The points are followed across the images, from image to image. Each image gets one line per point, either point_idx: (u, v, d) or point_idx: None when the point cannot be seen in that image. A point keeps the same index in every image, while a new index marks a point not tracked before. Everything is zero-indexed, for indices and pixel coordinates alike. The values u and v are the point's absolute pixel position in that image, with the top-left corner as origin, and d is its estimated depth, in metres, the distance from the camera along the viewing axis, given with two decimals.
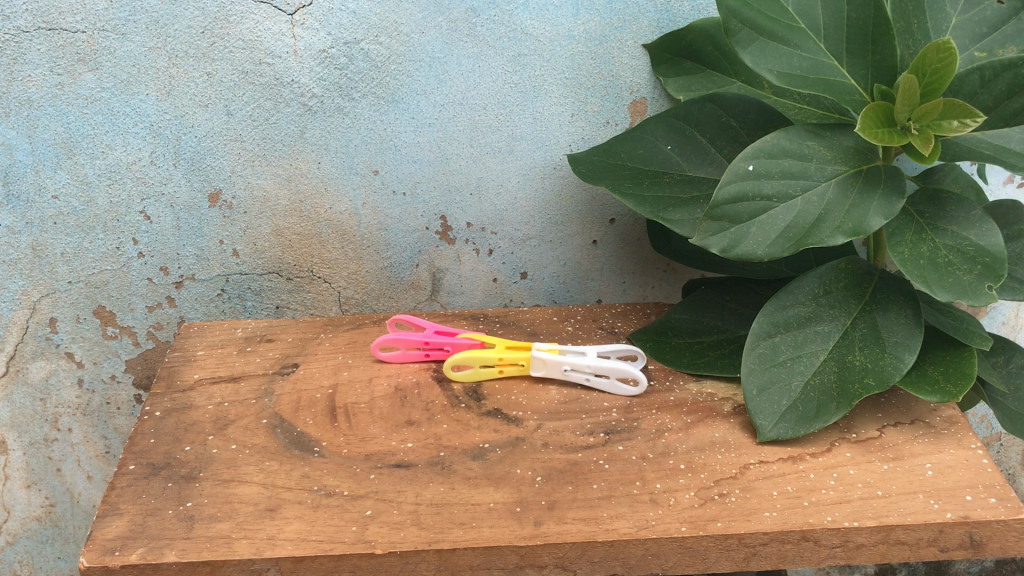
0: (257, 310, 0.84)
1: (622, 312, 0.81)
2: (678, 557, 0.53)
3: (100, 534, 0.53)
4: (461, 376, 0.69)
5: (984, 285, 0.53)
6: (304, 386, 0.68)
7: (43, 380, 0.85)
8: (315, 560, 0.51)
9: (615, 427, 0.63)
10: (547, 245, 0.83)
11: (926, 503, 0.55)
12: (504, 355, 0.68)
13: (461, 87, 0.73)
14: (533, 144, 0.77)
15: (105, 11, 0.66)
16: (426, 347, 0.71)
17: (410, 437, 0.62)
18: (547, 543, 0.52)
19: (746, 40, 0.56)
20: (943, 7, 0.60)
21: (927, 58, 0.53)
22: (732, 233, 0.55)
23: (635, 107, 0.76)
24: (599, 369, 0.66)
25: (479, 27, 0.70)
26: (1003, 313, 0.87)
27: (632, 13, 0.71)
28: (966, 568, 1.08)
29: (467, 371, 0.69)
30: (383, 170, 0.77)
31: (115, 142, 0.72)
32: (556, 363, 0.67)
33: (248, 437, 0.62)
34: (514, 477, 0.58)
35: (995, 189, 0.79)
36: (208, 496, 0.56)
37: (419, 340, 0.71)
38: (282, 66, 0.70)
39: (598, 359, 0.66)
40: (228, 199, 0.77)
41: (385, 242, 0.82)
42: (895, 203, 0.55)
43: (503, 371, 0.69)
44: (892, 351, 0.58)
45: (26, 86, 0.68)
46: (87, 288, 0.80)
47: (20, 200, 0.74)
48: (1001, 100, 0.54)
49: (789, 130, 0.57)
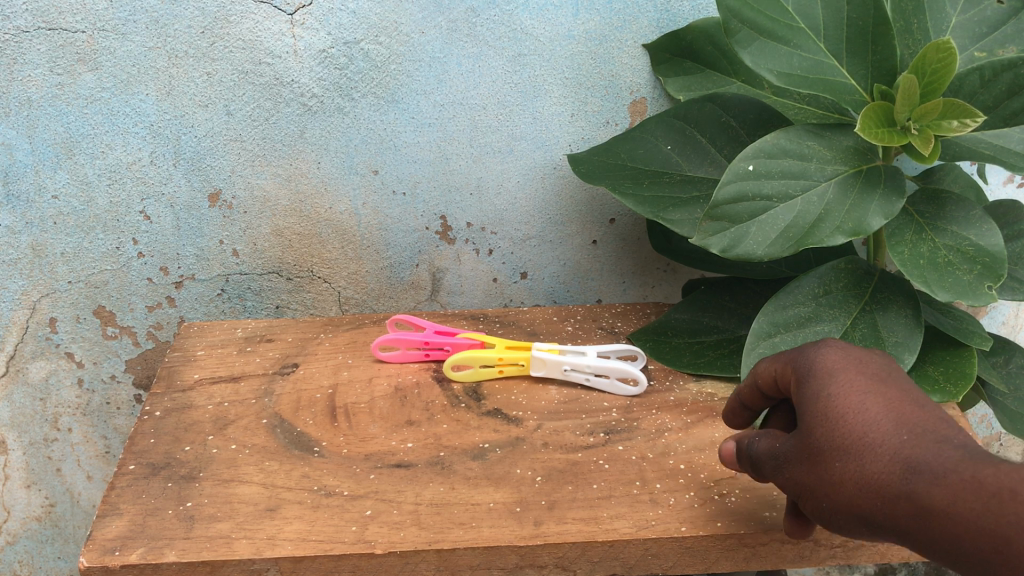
0: (257, 310, 0.85)
1: (622, 312, 0.81)
2: (678, 557, 0.53)
3: (100, 534, 0.53)
4: (461, 377, 0.69)
5: (984, 285, 0.52)
6: (304, 386, 0.68)
7: (43, 380, 0.84)
8: (315, 560, 0.51)
9: (615, 427, 0.63)
10: (546, 245, 0.84)
11: None
12: (504, 355, 0.68)
13: (461, 87, 0.73)
14: (533, 144, 0.77)
15: (105, 11, 0.66)
16: (426, 347, 0.71)
17: (410, 437, 0.62)
18: (547, 543, 0.52)
19: (746, 39, 0.56)
20: (943, 8, 0.60)
21: (927, 58, 0.53)
22: (732, 233, 0.55)
23: (636, 107, 0.76)
24: (599, 369, 0.66)
25: (478, 27, 0.70)
26: (1003, 313, 0.87)
27: (632, 13, 0.71)
28: None
29: (467, 371, 0.69)
30: (382, 169, 0.77)
31: (115, 142, 0.72)
32: (556, 364, 0.67)
33: (248, 437, 0.62)
34: (514, 477, 0.58)
35: (995, 189, 0.79)
36: (207, 496, 0.56)
37: (419, 340, 0.71)
38: (282, 66, 0.70)
39: (598, 359, 0.66)
40: (228, 199, 0.77)
41: (384, 242, 0.82)
42: (895, 203, 0.54)
43: (503, 370, 0.69)
44: (892, 350, 0.57)
45: (26, 86, 0.68)
46: (87, 288, 0.80)
47: (20, 200, 0.74)
48: (1001, 100, 0.54)
49: (789, 130, 0.57)
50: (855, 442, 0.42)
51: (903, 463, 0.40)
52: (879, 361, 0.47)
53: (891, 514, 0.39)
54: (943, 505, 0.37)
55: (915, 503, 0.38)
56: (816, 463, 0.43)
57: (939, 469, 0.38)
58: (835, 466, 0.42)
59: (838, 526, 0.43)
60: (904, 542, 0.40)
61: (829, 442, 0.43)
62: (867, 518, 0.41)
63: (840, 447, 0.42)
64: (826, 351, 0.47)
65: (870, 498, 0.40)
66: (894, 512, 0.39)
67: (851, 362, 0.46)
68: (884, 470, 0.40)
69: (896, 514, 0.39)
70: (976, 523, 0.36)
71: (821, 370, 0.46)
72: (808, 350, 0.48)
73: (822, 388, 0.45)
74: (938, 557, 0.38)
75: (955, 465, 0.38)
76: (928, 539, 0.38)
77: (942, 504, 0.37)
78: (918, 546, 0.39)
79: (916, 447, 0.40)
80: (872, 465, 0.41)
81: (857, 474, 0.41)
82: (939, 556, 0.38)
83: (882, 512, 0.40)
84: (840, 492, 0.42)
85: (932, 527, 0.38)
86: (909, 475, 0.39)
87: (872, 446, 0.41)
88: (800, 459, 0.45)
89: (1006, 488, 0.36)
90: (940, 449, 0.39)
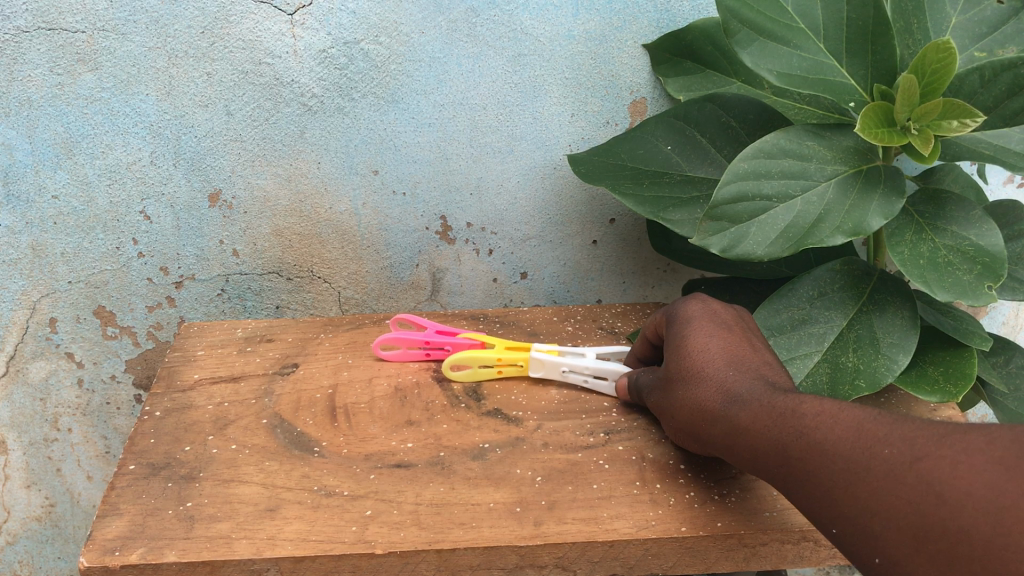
0: (257, 310, 0.85)
1: (622, 312, 0.81)
2: (678, 557, 0.54)
3: (100, 534, 0.53)
4: (461, 377, 0.69)
5: (984, 285, 0.52)
6: (304, 386, 0.68)
7: (43, 380, 0.84)
8: (315, 560, 0.51)
9: (615, 427, 0.63)
10: (546, 245, 0.84)
11: None
12: (503, 355, 0.68)
13: (461, 87, 0.73)
14: (533, 144, 0.77)
15: (105, 11, 0.66)
16: (426, 347, 0.71)
17: (410, 437, 0.62)
18: (547, 543, 0.52)
19: (746, 40, 0.57)
20: (943, 8, 0.60)
21: (927, 58, 0.53)
22: (732, 233, 0.55)
23: (635, 107, 0.76)
24: (598, 370, 0.67)
25: (479, 27, 0.70)
26: (1003, 313, 0.87)
27: (632, 13, 0.71)
28: None
29: (466, 371, 0.69)
30: (383, 169, 0.77)
31: (115, 142, 0.72)
32: (555, 364, 0.68)
33: (248, 437, 0.62)
34: (514, 477, 0.58)
35: (995, 189, 0.79)
36: (207, 496, 0.56)
37: (420, 340, 0.71)
38: (282, 66, 0.70)
39: (597, 361, 0.67)
40: (228, 199, 0.77)
41: (384, 242, 0.82)
42: (895, 203, 0.54)
43: (502, 371, 0.69)
44: (886, 351, 0.57)
45: (26, 85, 0.68)
46: (87, 288, 0.80)
47: (20, 200, 0.74)
48: (1001, 100, 0.54)
49: (789, 130, 0.57)
50: (692, 371, 0.53)
51: (722, 390, 0.51)
52: (729, 314, 0.58)
53: (709, 427, 0.51)
54: (745, 424, 0.48)
55: (725, 421, 0.49)
56: (667, 387, 0.56)
57: (742, 395, 0.49)
58: (679, 392, 0.54)
59: (681, 436, 0.55)
60: (718, 452, 0.51)
61: (677, 372, 0.55)
62: (695, 431, 0.52)
63: (683, 374, 0.54)
64: (691, 303, 0.59)
65: (697, 417, 0.52)
66: (712, 427, 0.50)
67: (708, 311, 0.58)
68: (709, 395, 0.51)
69: (712, 428, 0.50)
70: (763, 436, 0.46)
71: (684, 319, 0.58)
72: (679, 302, 0.60)
73: (680, 330, 0.57)
74: (738, 465, 0.49)
75: (754, 394, 0.49)
76: (730, 449, 0.49)
77: (741, 420, 0.48)
78: (728, 457, 0.50)
79: (736, 379, 0.51)
80: (702, 391, 0.52)
81: (691, 399, 0.52)
82: (738, 463, 0.49)
83: (705, 427, 0.51)
84: (681, 413, 0.53)
85: (734, 439, 0.48)
86: (726, 399, 0.50)
87: (704, 375, 0.52)
88: (659, 384, 0.57)
89: (790, 409, 0.45)
90: (749, 383, 0.50)
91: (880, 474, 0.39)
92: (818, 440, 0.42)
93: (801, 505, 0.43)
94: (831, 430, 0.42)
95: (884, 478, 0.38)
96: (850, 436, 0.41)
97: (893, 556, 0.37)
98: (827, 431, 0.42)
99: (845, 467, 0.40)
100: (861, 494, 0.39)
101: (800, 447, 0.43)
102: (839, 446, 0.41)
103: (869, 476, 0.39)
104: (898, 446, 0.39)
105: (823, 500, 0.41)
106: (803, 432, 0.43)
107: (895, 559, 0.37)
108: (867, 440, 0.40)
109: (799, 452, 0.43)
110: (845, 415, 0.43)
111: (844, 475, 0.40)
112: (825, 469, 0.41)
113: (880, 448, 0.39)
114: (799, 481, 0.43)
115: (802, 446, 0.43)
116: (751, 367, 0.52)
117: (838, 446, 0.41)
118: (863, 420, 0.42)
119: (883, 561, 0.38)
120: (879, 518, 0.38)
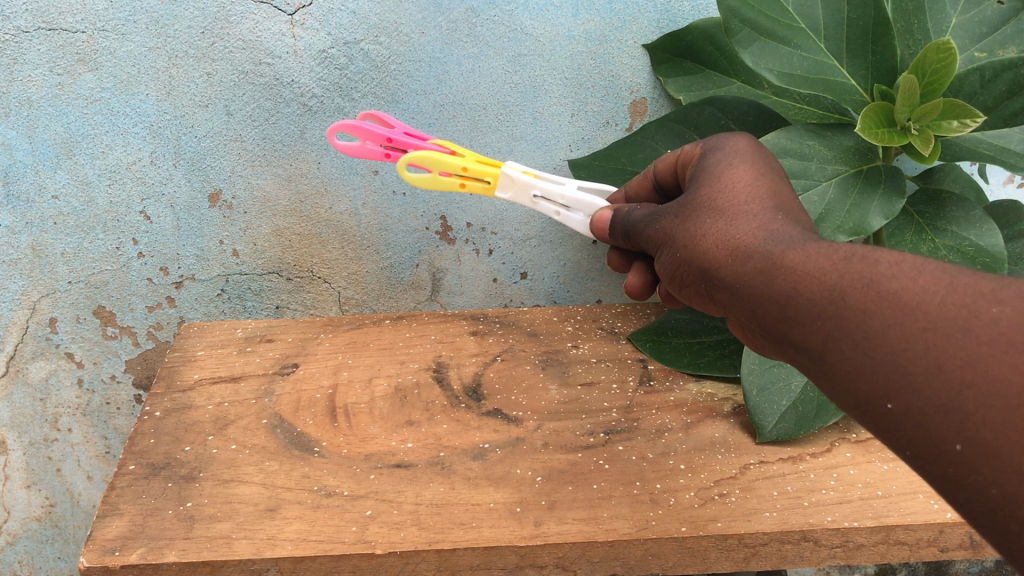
0: (257, 310, 0.85)
1: (622, 312, 0.81)
2: (678, 557, 0.53)
3: (100, 534, 0.53)
4: (416, 179, 0.60)
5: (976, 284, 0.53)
6: (304, 386, 0.68)
7: (43, 380, 0.84)
8: (315, 560, 0.51)
9: (615, 427, 0.63)
10: (546, 245, 0.84)
11: (926, 503, 0.55)
12: (470, 166, 0.60)
13: (461, 87, 0.73)
14: (533, 145, 0.77)
15: (105, 11, 0.66)
16: (387, 145, 0.63)
17: (410, 437, 0.62)
18: (547, 543, 0.52)
19: (746, 40, 0.57)
20: (943, 8, 0.60)
21: (927, 58, 0.52)
22: None
23: (635, 107, 0.76)
24: (572, 203, 0.60)
25: (478, 27, 0.70)
26: None
27: (632, 14, 0.71)
28: (966, 568, 1.05)
29: (421, 177, 0.61)
30: (382, 170, 0.77)
31: (115, 142, 0.72)
32: (526, 187, 0.61)
33: (248, 437, 0.62)
34: (514, 477, 0.58)
35: (995, 189, 0.79)
36: (207, 496, 0.56)
37: (381, 136, 0.62)
38: (282, 66, 0.70)
39: (575, 191, 0.60)
40: (228, 199, 0.77)
41: (384, 242, 0.82)
42: (895, 204, 0.54)
43: (465, 184, 0.61)
44: None
45: (26, 86, 0.68)
46: (87, 288, 0.80)
47: (20, 200, 0.74)
48: (1001, 100, 0.54)
49: (790, 129, 0.57)
50: (730, 204, 0.43)
51: (767, 228, 0.40)
52: (779, 164, 0.47)
53: (733, 265, 0.40)
54: (787, 262, 0.36)
55: (763, 256, 0.38)
56: (686, 219, 0.45)
57: (791, 236, 0.38)
58: (705, 223, 0.43)
59: (686, 282, 0.45)
60: (731, 299, 0.40)
61: (709, 202, 0.44)
62: (710, 273, 0.42)
63: (716, 208, 0.43)
64: (741, 140, 0.48)
65: (720, 251, 0.41)
66: (737, 264, 0.39)
67: (758, 152, 0.47)
68: (745, 231, 0.40)
69: (737, 266, 0.39)
70: (813, 278, 0.34)
71: (730, 153, 0.47)
72: (722, 136, 0.49)
73: (722, 162, 0.46)
74: (753, 314, 0.38)
75: (808, 237, 0.37)
76: (753, 291, 0.38)
77: (788, 256, 0.36)
78: (739, 305, 0.39)
79: (783, 224, 0.40)
80: (737, 225, 0.41)
81: (721, 231, 0.42)
82: (757, 312, 0.38)
83: (727, 267, 0.40)
84: (699, 247, 0.43)
85: (765, 278, 0.37)
86: (767, 238, 0.39)
87: (745, 212, 0.41)
88: (676, 214, 0.46)
89: (858, 253, 0.33)
90: (801, 228, 0.39)
91: (982, 337, 0.28)
92: (894, 290, 0.31)
93: (838, 372, 0.32)
94: (912, 280, 0.31)
95: (990, 345, 0.27)
96: (940, 289, 0.30)
97: (983, 443, 0.27)
98: (907, 280, 0.31)
99: (929, 327, 0.29)
100: (947, 361, 0.28)
101: (864, 297, 0.31)
102: (922, 300, 0.30)
103: (964, 340, 0.28)
104: (1015, 304, 0.28)
105: (883, 367, 0.30)
106: (873, 279, 0.32)
107: (984, 447, 0.26)
108: (963, 295, 0.29)
109: (860, 301, 0.32)
110: (932, 266, 0.31)
111: (925, 336, 0.29)
112: (898, 325, 0.30)
113: (987, 306, 0.28)
114: (850, 339, 0.31)
115: (867, 296, 0.31)
116: (798, 216, 0.41)
117: (922, 300, 0.30)
118: (958, 269, 0.30)
119: (966, 449, 0.27)
120: (974, 392, 0.27)
